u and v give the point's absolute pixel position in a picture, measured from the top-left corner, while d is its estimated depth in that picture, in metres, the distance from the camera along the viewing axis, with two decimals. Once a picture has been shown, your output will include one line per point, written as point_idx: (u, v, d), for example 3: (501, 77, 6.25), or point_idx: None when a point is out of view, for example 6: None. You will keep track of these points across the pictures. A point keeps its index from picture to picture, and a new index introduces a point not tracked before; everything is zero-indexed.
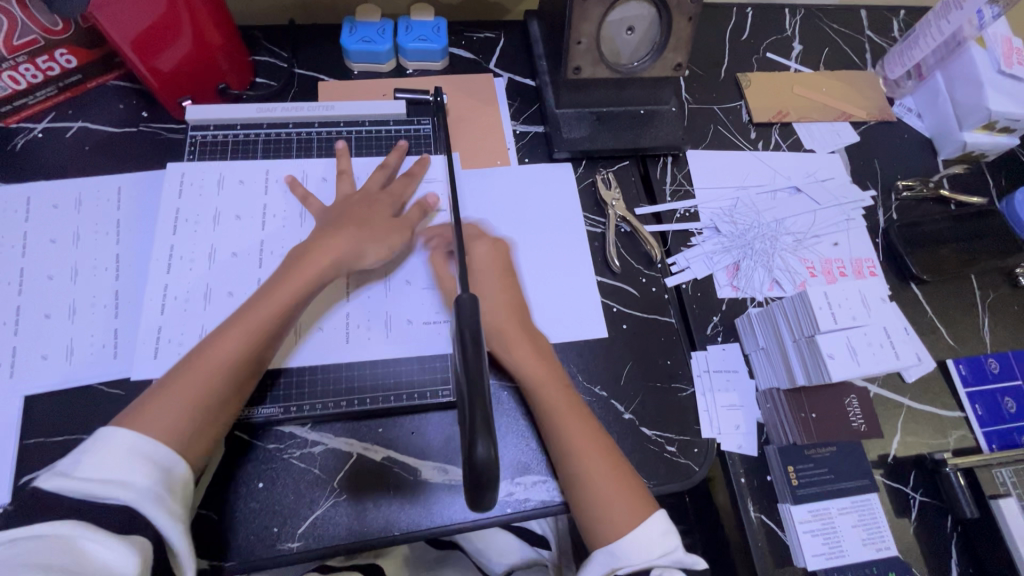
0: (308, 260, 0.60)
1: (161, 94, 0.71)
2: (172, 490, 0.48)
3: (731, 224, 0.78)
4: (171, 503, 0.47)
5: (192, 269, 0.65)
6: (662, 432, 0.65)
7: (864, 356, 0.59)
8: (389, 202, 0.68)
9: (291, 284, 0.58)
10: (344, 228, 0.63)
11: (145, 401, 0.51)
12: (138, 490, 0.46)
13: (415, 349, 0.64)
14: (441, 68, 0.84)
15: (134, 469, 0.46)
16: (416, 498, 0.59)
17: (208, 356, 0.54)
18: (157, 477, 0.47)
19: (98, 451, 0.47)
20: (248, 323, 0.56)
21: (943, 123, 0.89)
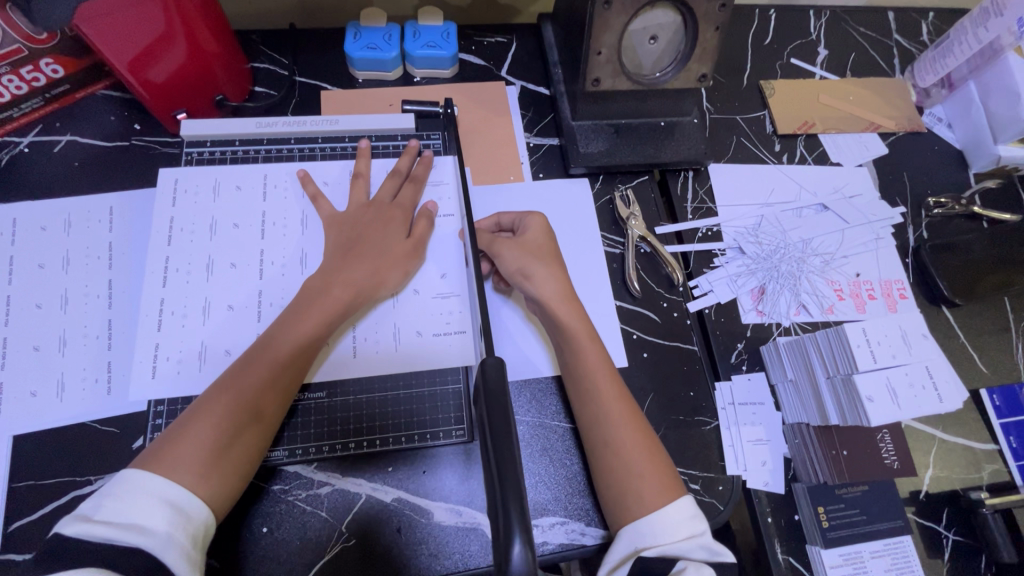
0: (333, 286, 0.58)
1: (154, 107, 0.66)
2: (194, 537, 0.45)
3: (757, 244, 0.75)
4: (193, 552, 0.45)
5: (189, 282, 0.61)
6: (686, 469, 0.62)
7: (905, 398, 0.56)
8: (399, 214, 0.64)
9: (317, 310, 0.56)
10: (363, 250, 0.60)
11: (168, 439, 0.48)
12: (160, 539, 0.43)
13: (425, 362, 0.61)
14: (451, 76, 0.79)
15: (158, 513, 0.44)
16: (428, 542, 0.56)
17: (237, 386, 0.51)
18: (180, 523, 0.45)
19: (120, 493, 0.45)
20: (276, 352, 0.54)
21: (976, 135, 0.85)
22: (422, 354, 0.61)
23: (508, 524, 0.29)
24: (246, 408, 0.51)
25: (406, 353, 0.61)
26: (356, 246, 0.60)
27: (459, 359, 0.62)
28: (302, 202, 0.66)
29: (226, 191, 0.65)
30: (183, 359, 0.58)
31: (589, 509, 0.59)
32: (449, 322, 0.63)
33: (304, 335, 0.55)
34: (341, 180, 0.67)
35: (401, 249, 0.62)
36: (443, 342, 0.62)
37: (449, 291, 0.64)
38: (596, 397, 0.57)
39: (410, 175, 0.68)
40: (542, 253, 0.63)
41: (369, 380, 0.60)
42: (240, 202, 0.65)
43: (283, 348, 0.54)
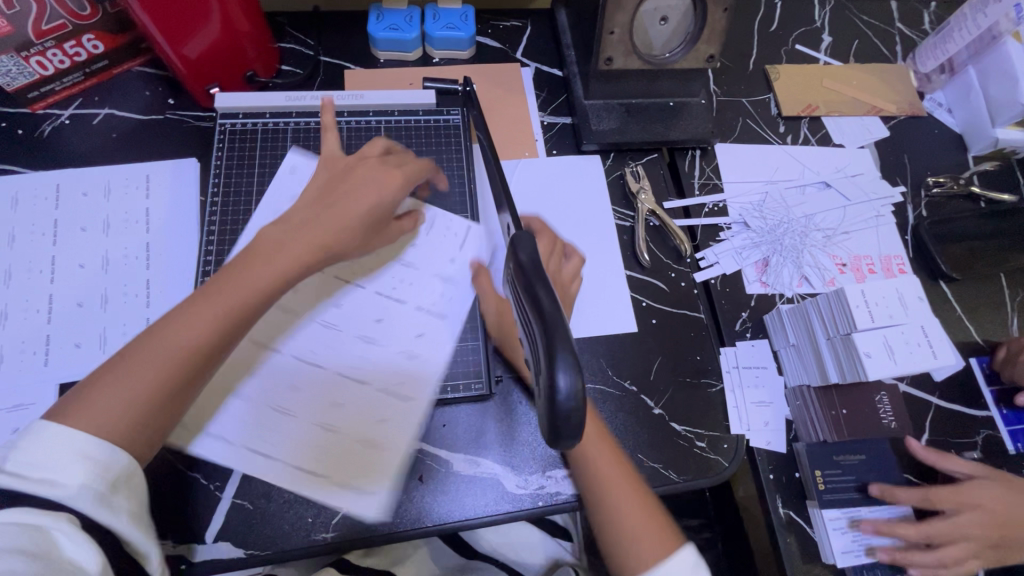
0: (290, 242, 0.54)
1: (190, 81, 0.70)
2: (116, 484, 0.44)
3: (761, 219, 0.78)
4: (114, 497, 0.43)
5: (222, 242, 0.64)
6: (692, 428, 0.65)
7: (901, 354, 0.59)
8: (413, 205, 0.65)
9: (268, 265, 0.52)
10: (332, 205, 0.56)
11: (89, 384, 0.47)
12: (73, 490, 0.42)
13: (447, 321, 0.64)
14: (468, 57, 0.83)
15: (70, 467, 0.42)
16: (449, 490, 0.60)
17: (157, 341, 0.48)
18: (96, 473, 0.43)
19: (34, 444, 0.43)
20: (210, 306, 0.50)
21: (974, 119, 0.88)
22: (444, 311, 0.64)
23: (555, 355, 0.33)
24: (174, 361, 0.48)
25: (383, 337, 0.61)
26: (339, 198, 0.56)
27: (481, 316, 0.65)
28: None
29: (259, 157, 0.69)
30: None
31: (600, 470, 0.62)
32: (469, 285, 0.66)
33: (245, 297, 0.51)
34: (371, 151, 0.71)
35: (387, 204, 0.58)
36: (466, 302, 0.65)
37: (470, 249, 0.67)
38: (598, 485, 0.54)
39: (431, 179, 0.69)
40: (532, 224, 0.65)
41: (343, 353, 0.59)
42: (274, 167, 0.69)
43: (219, 306, 0.50)
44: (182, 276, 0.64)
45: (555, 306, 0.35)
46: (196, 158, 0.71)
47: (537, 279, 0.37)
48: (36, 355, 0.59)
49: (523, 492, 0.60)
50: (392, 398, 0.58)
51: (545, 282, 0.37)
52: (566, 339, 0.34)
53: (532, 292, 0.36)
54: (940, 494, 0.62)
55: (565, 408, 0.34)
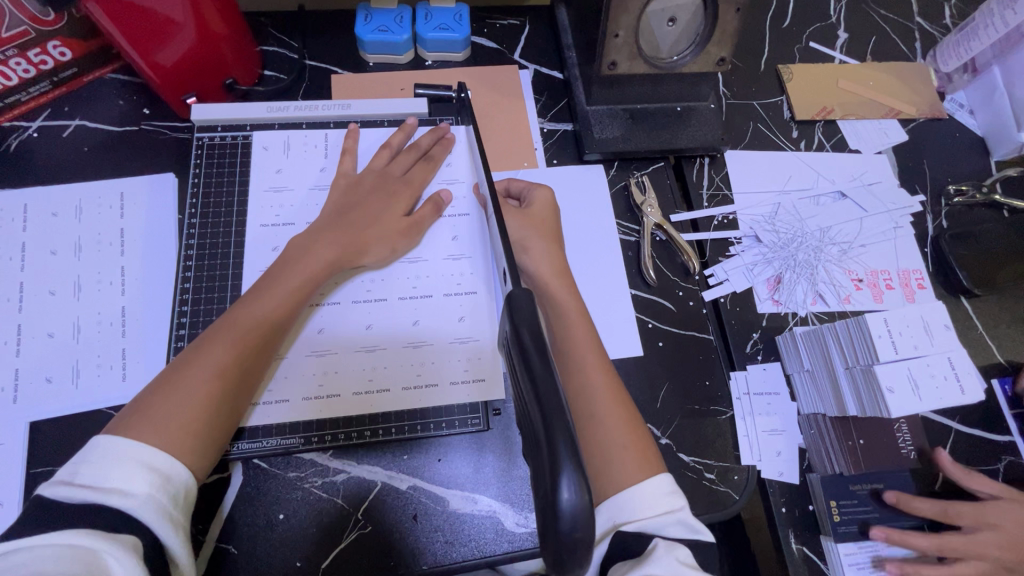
0: (318, 245, 0.57)
1: (165, 91, 0.65)
2: (175, 498, 0.43)
3: (773, 232, 0.74)
4: (175, 512, 0.43)
5: (196, 272, 0.60)
6: (700, 459, 0.62)
7: (926, 389, 0.55)
8: (403, 188, 0.62)
9: (303, 266, 0.55)
10: (353, 221, 0.59)
11: (148, 396, 0.47)
12: (141, 500, 0.41)
13: (440, 319, 0.60)
14: (463, 60, 0.78)
15: (137, 476, 0.42)
16: (443, 529, 0.56)
17: (217, 344, 0.50)
18: (160, 484, 0.43)
19: (98, 457, 0.42)
20: (259, 305, 0.53)
21: (999, 122, 0.83)
22: (432, 307, 0.61)
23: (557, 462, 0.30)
24: (229, 367, 0.49)
25: (383, 329, 0.59)
26: (357, 208, 0.60)
27: (473, 315, 0.61)
28: (311, 193, 0.64)
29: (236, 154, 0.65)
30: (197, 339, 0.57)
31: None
32: (460, 282, 0.62)
33: (291, 293, 0.54)
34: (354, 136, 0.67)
35: (401, 219, 0.60)
36: (461, 297, 0.61)
37: (461, 252, 0.63)
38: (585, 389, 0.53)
39: (427, 154, 0.66)
40: (545, 229, 0.63)
41: (348, 346, 0.58)
42: (256, 161, 0.64)
43: (271, 299, 0.53)
44: (159, 303, 0.61)
45: (557, 395, 0.32)
46: (174, 172, 0.67)
47: (536, 356, 0.34)
48: (3, 391, 0.55)
49: (523, 531, 0.57)
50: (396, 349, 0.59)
51: (545, 359, 0.34)
52: (566, 437, 0.31)
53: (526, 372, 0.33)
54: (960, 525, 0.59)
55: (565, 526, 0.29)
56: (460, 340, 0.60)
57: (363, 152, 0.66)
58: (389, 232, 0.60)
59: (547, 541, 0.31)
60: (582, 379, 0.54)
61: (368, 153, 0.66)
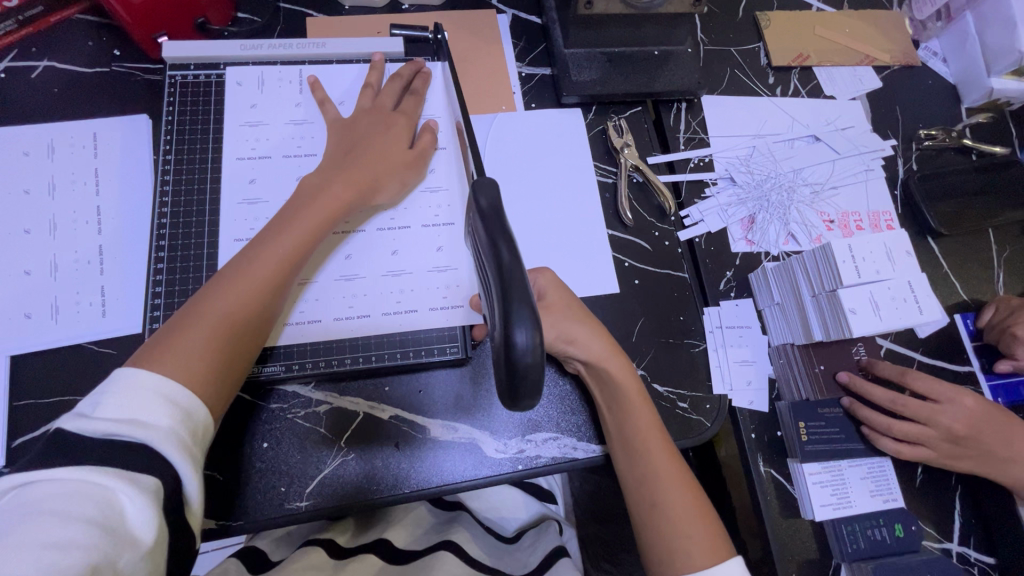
0: (331, 183, 0.56)
1: (136, 30, 0.64)
2: (193, 432, 0.43)
3: (747, 174, 0.75)
4: (193, 446, 0.42)
5: (172, 210, 0.60)
6: (674, 388, 0.64)
7: (887, 310, 0.58)
8: (400, 119, 0.62)
9: (318, 206, 0.54)
10: (361, 156, 0.58)
11: (167, 332, 0.47)
12: (163, 433, 0.40)
13: (420, 249, 0.61)
14: (440, 4, 0.77)
15: (159, 409, 0.41)
16: (425, 456, 0.58)
17: (233, 283, 0.50)
18: (181, 420, 0.42)
19: (117, 389, 0.41)
20: (276, 245, 0.52)
21: (970, 67, 0.84)
22: (413, 239, 0.62)
23: (512, 317, 0.32)
24: (247, 306, 0.49)
25: (362, 259, 0.60)
26: (363, 144, 0.59)
27: (451, 245, 0.62)
28: (289, 127, 0.64)
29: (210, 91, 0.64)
30: (177, 271, 0.58)
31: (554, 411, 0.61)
32: (438, 214, 0.63)
33: (308, 233, 0.53)
34: (329, 72, 0.67)
35: (405, 157, 0.60)
36: (438, 229, 0.62)
37: (439, 185, 0.64)
38: (651, 476, 0.56)
39: (410, 86, 0.66)
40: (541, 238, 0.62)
41: (330, 279, 0.59)
42: (232, 96, 0.64)
43: (287, 241, 0.52)
44: (137, 242, 0.61)
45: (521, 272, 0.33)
46: (147, 113, 0.66)
47: (502, 241, 0.34)
48: None
49: (503, 457, 0.59)
50: (382, 282, 0.60)
51: (513, 249, 0.34)
52: (525, 297, 0.32)
53: (493, 250, 0.33)
54: (914, 428, 0.61)
55: (522, 363, 0.32)
56: (441, 269, 0.61)
57: (339, 91, 0.66)
58: (399, 169, 0.60)
59: (503, 375, 0.34)
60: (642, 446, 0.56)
61: (344, 93, 0.66)
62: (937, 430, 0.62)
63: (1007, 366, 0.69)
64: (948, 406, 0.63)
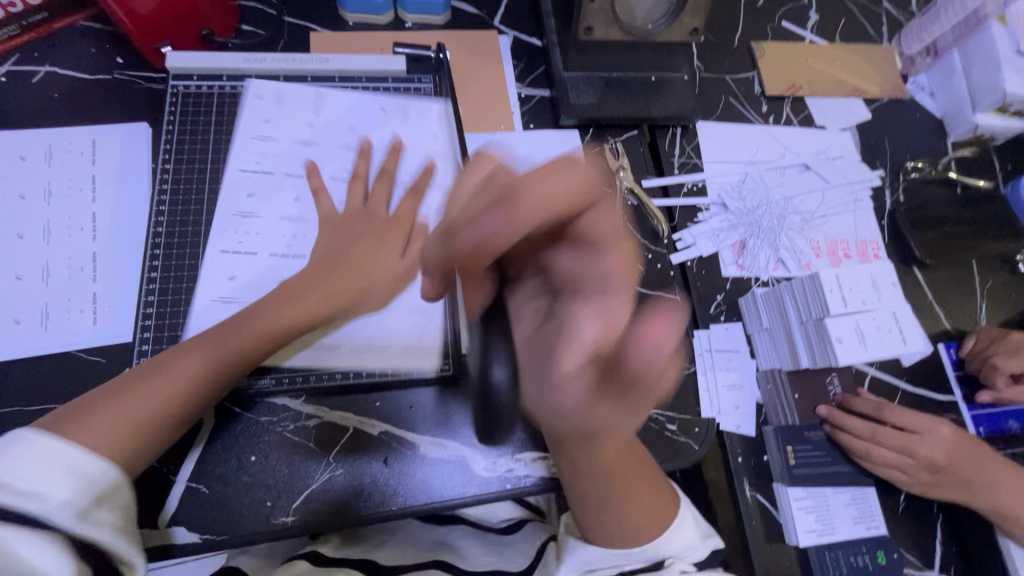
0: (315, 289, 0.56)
1: (140, 40, 0.65)
2: (100, 499, 0.41)
3: (740, 201, 0.76)
4: (101, 511, 0.40)
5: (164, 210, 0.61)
6: (664, 410, 0.64)
7: (872, 340, 0.59)
8: (395, 224, 0.62)
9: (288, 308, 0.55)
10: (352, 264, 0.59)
11: (96, 399, 0.47)
12: (60, 503, 0.38)
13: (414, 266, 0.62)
14: (443, 23, 0.78)
15: (59, 480, 0.39)
16: (414, 473, 0.58)
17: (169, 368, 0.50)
18: (85, 488, 0.40)
19: (16, 456, 0.39)
20: (228, 342, 0.52)
21: (956, 103, 0.87)
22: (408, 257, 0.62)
23: None
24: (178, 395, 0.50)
25: None
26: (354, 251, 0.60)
27: None
28: (296, 146, 0.64)
29: (210, 102, 0.64)
30: (171, 281, 0.58)
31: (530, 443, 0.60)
32: (434, 230, 0.64)
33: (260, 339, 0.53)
34: (329, 88, 0.68)
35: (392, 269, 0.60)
36: None
37: (436, 199, 0.65)
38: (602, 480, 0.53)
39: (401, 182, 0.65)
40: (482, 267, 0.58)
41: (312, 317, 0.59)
42: (233, 109, 0.64)
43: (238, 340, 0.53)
44: (130, 250, 0.61)
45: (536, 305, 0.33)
46: (148, 122, 0.66)
47: None
48: None
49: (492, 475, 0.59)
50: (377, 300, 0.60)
51: None
52: None
53: None
54: (891, 454, 0.62)
55: None
56: None
57: (344, 114, 0.67)
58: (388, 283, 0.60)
59: None
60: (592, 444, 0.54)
61: (355, 120, 0.66)
62: (917, 460, 0.62)
63: (987, 398, 0.70)
64: (926, 437, 0.63)
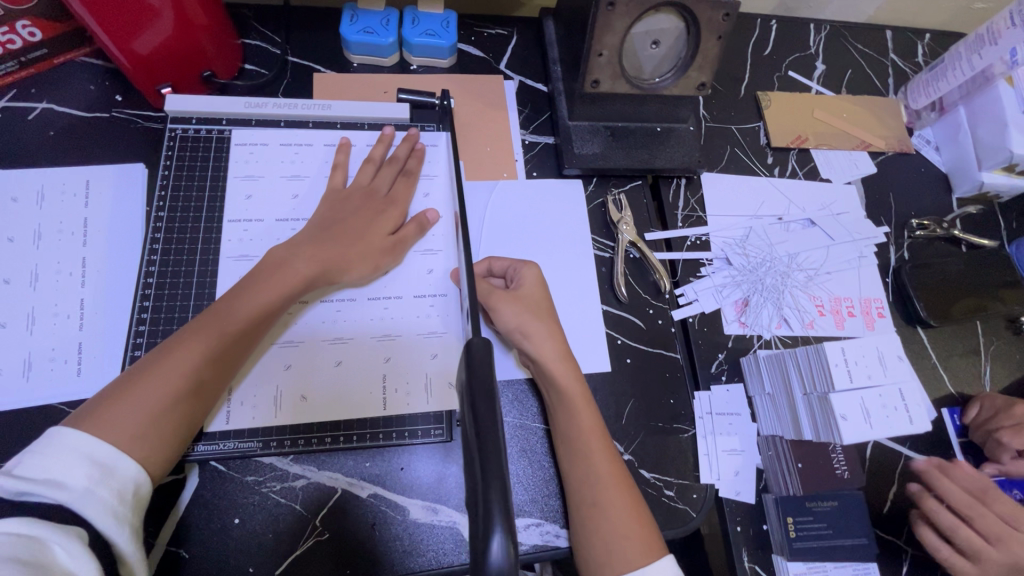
0: (303, 257, 0.56)
1: (140, 80, 0.63)
2: (122, 495, 0.42)
3: (743, 256, 0.75)
4: (122, 508, 0.42)
5: (246, 178, 0.63)
6: (661, 475, 0.63)
7: (878, 418, 0.57)
8: (391, 207, 0.62)
9: (283, 273, 0.54)
10: (339, 236, 0.58)
11: (111, 395, 0.46)
12: (80, 494, 0.40)
13: (411, 322, 0.61)
14: (448, 66, 0.78)
15: (82, 470, 0.41)
16: (403, 540, 0.56)
17: (187, 346, 0.49)
18: (104, 479, 0.42)
19: (48, 451, 0.41)
20: (242, 307, 0.52)
21: (961, 160, 0.86)
22: (403, 311, 0.61)
23: (488, 514, 0.27)
24: (202, 371, 0.49)
25: (351, 323, 0.60)
26: (345, 222, 0.59)
27: (442, 316, 0.61)
28: (285, 183, 0.63)
29: (207, 146, 0.63)
30: (159, 332, 0.56)
31: (543, 452, 0.61)
32: (431, 284, 0.63)
33: (272, 297, 0.53)
34: (330, 134, 0.67)
35: (382, 243, 0.60)
36: (432, 299, 0.62)
37: (434, 248, 0.64)
38: (590, 473, 0.56)
39: (405, 167, 0.66)
40: (538, 307, 0.61)
41: (318, 330, 0.59)
42: (230, 154, 0.63)
43: (249, 304, 0.52)
44: (120, 298, 0.59)
45: (495, 434, 0.30)
46: (144, 163, 0.65)
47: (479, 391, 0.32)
48: None
49: None
50: (372, 355, 0.59)
51: (490, 399, 0.32)
52: (501, 474, 0.29)
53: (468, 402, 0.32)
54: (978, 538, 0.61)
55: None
56: (429, 340, 0.60)
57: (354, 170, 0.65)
58: (374, 253, 0.59)
59: None
60: (584, 454, 0.56)
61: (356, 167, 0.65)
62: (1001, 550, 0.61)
63: (992, 470, 0.69)
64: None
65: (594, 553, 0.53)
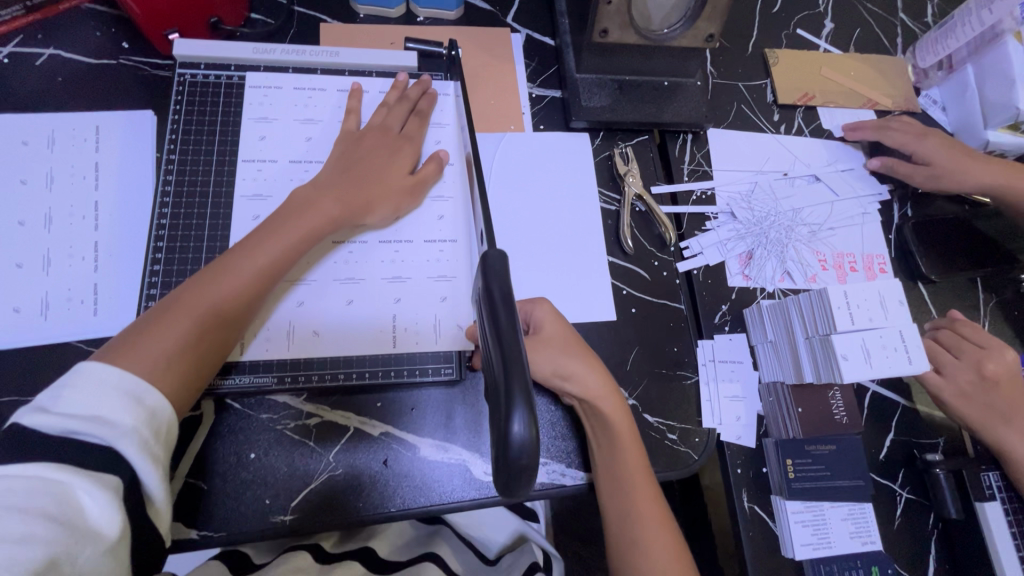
0: (324, 199, 0.56)
1: (147, 26, 0.63)
2: (157, 433, 0.42)
3: (748, 210, 0.76)
4: (158, 448, 0.42)
5: (259, 120, 0.63)
6: (664, 420, 0.64)
7: (878, 359, 0.59)
8: (405, 145, 0.63)
9: (305, 216, 0.55)
10: (357, 178, 0.59)
11: (139, 328, 0.47)
12: (121, 430, 0.40)
13: (423, 263, 0.62)
14: (455, 19, 0.77)
15: (121, 406, 0.41)
16: (414, 475, 0.58)
17: (213, 282, 0.50)
18: (144, 417, 0.42)
19: (81, 384, 0.41)
20: (265, 247, 0.53)
21: (967, 119, 0.86)
22: (415, 252, 0.62)
23: (509, 406, 0.31)
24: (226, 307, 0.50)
25: (363, 264, 0.61)
26: (362, 164, 0.60)
27: (454, 258, 0.62)
28: (296, 128, 0.64)
29: (216, 90, 0.63)
30: (175, 271, 0.57)
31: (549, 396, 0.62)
32: (442, 228, 0.63)
33: (293, 239, 0.54)
34: (338, 81, 0.67)
35: (398, 185, 0.60)
36: (444, 241, 0.63)
37: (445, 193, 0.65)
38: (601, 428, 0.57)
39: (416, 107, 0.66)
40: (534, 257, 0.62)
41: (331, 271, 0.60)
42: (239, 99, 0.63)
43: (272, 244, 0.53)
44: (133, 240, 0.60)
45: (521, 344, 0.31)
46: (153, 110, 0.65)
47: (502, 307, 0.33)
48: None
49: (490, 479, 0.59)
50: (384, 296, 0.60)
51: (511, 313, 0.33)
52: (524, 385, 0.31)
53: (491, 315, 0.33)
54: None
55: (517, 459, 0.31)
56: (442, 282, 0.61)
57: (366, 114, 0.66)
58: (392, 196, 0.60)
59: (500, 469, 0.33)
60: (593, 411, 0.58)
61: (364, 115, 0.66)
62: None
63: None
64: None
65: (612, 504, 0.57)
